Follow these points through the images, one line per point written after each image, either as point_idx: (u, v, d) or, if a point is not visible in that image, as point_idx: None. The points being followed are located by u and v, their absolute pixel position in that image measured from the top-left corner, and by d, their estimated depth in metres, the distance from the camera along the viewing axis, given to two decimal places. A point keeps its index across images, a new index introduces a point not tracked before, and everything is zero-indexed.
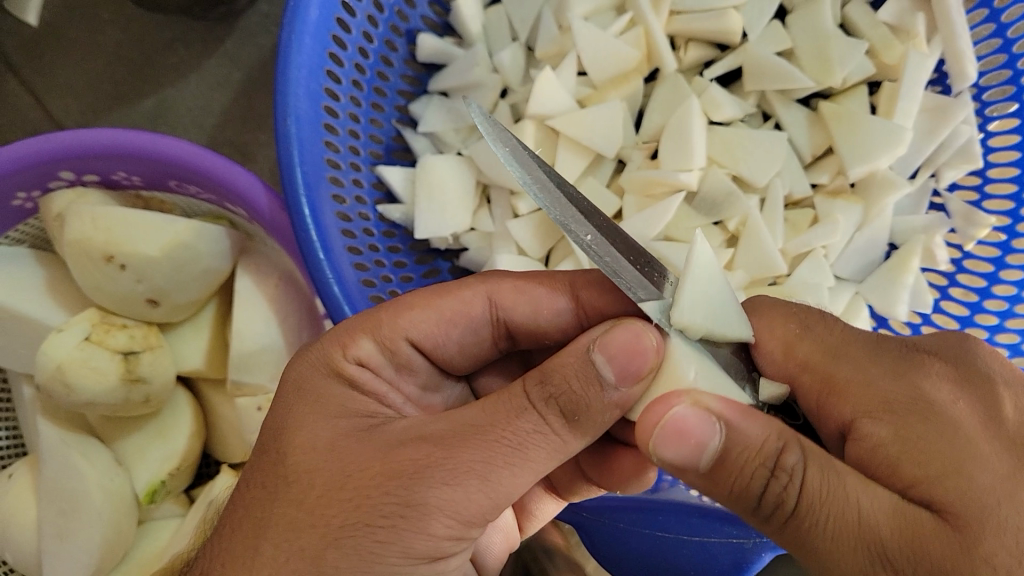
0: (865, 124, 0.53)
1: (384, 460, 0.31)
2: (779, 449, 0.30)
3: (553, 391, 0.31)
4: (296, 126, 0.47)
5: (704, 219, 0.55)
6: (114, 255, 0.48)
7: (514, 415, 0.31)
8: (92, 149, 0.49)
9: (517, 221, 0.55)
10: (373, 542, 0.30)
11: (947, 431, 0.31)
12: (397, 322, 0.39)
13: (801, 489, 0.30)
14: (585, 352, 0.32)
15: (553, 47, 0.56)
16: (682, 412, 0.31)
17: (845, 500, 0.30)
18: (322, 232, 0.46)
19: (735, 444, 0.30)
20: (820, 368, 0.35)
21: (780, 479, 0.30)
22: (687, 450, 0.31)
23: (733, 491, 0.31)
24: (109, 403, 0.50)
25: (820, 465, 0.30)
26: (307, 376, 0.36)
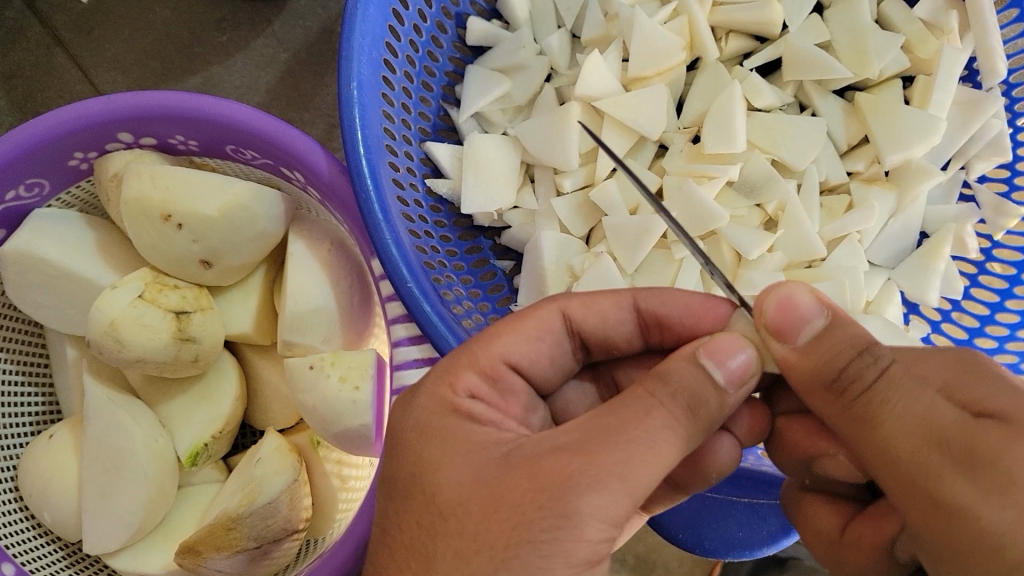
0: (901, 114, 0.55)
1: (530, 475, 0.32)
2: (872, 343, 0.33)
3: (678, 386, 0.34)
4: (359, 91, 0.48)
5: (746, 202, 0.56)
6: (171, 213, 0.49)
7: (641, 415, 0.33)
8: (155, 112, 0.50)
9: (561, 199, 0.56)
10: (538, 557, 0.31)
11: (1003, 374, 0.34)
12: (491, 348, 0.39)
13: (883, 370, 0.33)
14: (691, 357, 0.35)
15: (598, 33, 0.58)
16: (797, 291, 0.34)
17: (917, 391, 0.32)
18: (381, 195, 0.47)
19: (837, 329, 0.34)
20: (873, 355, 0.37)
21: (866, 359, 0.33)
22: (794, 318, 0.34)
23: (817, 365, 0.34)
24: (158, 361, 0.50)
25: (904, 365, 0.33)
26: (427, 417, 0.37)
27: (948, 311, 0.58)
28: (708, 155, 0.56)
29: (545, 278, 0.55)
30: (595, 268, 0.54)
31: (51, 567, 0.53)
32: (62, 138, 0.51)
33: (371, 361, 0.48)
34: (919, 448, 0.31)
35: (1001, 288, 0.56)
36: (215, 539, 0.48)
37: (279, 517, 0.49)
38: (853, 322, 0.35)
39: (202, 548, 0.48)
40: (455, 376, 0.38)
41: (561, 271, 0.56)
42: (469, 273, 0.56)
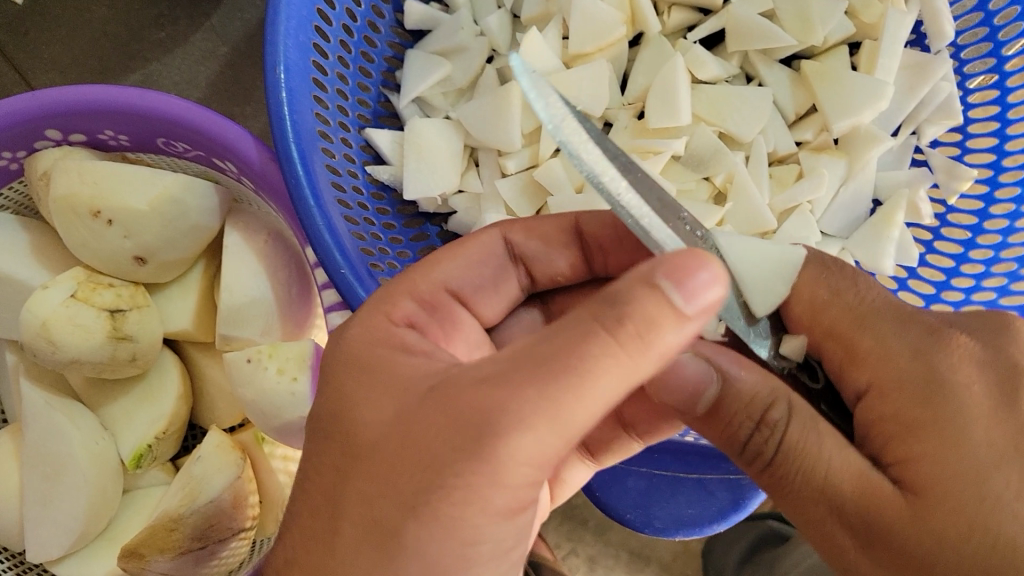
0: (848, 80, 0.54)
1: (447, 411, 0.29)
2: (768, 404, 0.35)
3: (624, 313, 0.27)
4: (286, 75, 0.47)
5: (693, 175, 0.55)
6: (101, 209, 0.48)
7: (584, 340, 0.28)
8: (82, 106, 0.49)
9: (505, 180, 0.55)
10: (450, 505, 0.29)
11: (950, 412, 0.33)
12: (431, 274, 0.41)
13: (783, 437, 0.35)
14: (646, 278, 0.27)
15: (538, 11, 0.57)
16: None
17: (818, 455, 0.34)
18: (312, 181, 0.46)
19: (733, 392, 0.36)
20: (845, 328, 0.37)
21: (763, 431, 0.35)
22: (706, 349, 0.35)
23: (717, 435, 0.37)
24: (94, 361, 0.49)
25: (803, 421, 0.35)
26: (360, 349, 0.35)
27: (904, 279, 0.56)
28: (653, 130, 0.55)
29: None
30: None
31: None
32: None
33: (308, 351, 0.47)
34: (819, 519, 0.34)
35: (955, 253, 0.55)
36: (157, 541, 0.47)
37: (223, 515, 0.48)
38: (756, 375, 0.36)
39: (144, 551, 0.46)
40: (392, 305, 0.38)
41: None
42: (414, 260, 0.55)
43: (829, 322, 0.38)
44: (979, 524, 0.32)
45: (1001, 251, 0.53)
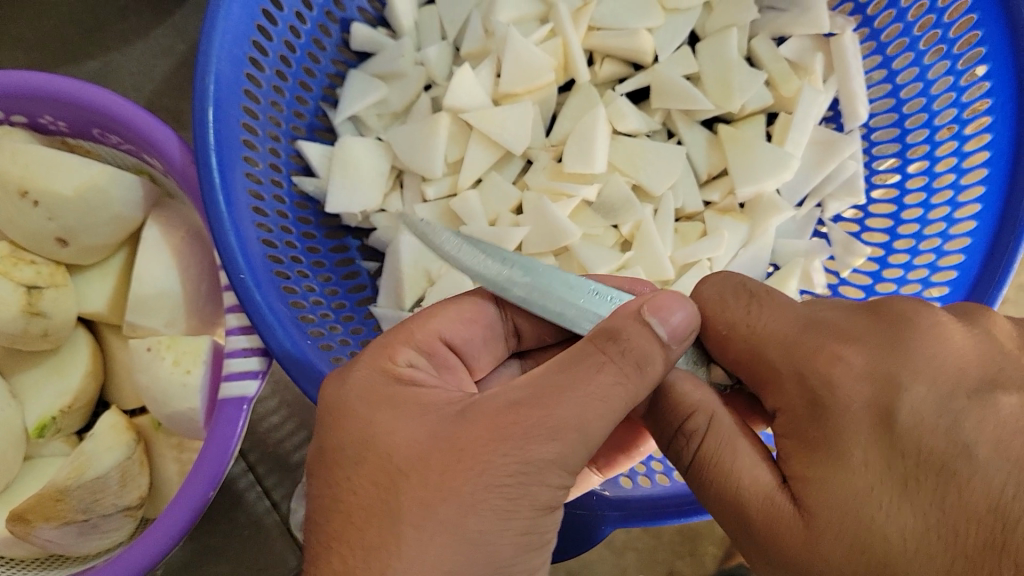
0: (756, 149, 0.57)
1: (488, 425, 0.33)
2: (689, 414, 0.37)
3: (623, 345, 0.34)
4: (214, 86, 0.50)
5: (603, 222, 0.58)
6: (28, 190, 0.51)
7: (594, 370, 0.34)
8: (24, 92, 0.52)
9: (424, 205, 0.58)
10: (503, 499, 0.33)
11: (837, 429, 0.33)
12: (428, 325, 0.42)
13: (700, 446, 0.37)
14: (637, 314, 0.34)
15: (477, 47, 0.60)
16: (671, 311, 0.35)
17: (727, 467, 0.36)
18: (227, 188, 0.49)
19: (669, 397, 0.38)
20: (747, 360, 0.37)
21: (686, 438, 0.37)
22: (683, 321, 0.35)
23: (659, 433, 0.39)
24: (8, 333, 0.51)
25: (721, 435, 0.36)
26: (370, 385, 0.37)
27: None
28: (568, 174, 0.57)
29: (400, 282, 0.57)
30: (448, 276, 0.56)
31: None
32: None
33: (205, 348, 0.50)
34: (739, 534, 0.35)
35: None
36: (43, 509, 0.49)
37: (109, 492, 0.51)
38: (688, 380, 0.38)
39: (31, 517, 0.49)
40: (395, 349, 0.39)
41: (418, 275, 0.57)
42: (329, 270, 0.57)
43: (735, 356, 0.37)
44: (860, 544, 0.31)
45: None
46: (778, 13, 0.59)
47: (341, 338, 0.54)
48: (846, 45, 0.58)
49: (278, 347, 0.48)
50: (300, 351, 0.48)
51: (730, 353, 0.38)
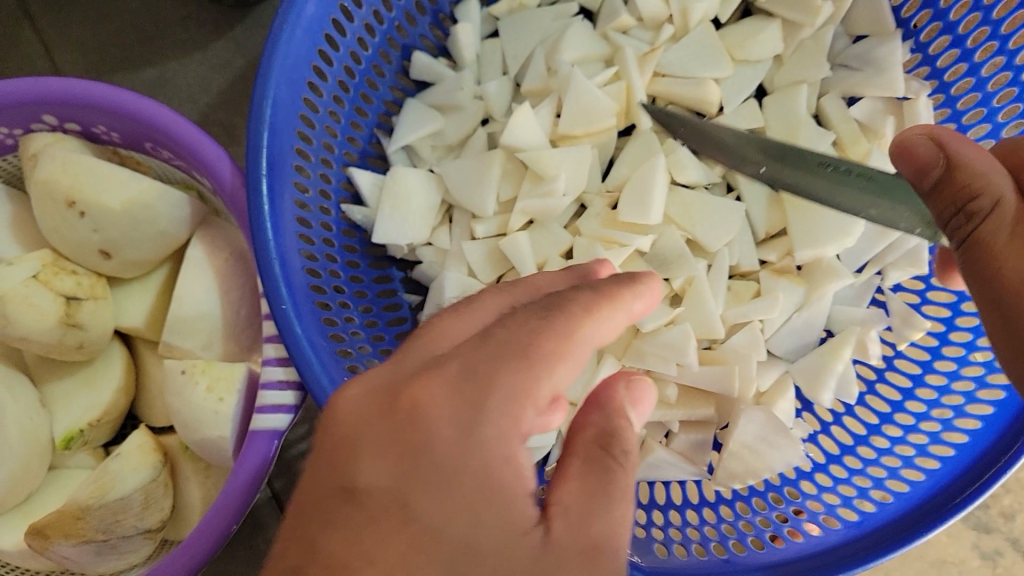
0: (821, 213, 0.54)
1: (533, 527, 0.28)
2: (970, 195, 0.33)
3: (610, 447, 0.30)
4: (271, 110, 0.49)
5: (653, 273, 0.56)
6: (76, 200, 0.50)
7: (609, 500, 0.29)
8: (79, 101, 0.51)
9: (472, 243, 0.57)
10: None
11: None
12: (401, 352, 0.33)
13: (982, 226, 0.32)
14: (625, 426, 0.31)
15: (538, 85, 0.58)
16: (913, 144, 0.33)
17: (1002, 268, 0.32)
18: (276, 214, 0.48)
19: (953, 162, 0.33)
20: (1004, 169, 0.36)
21: (963, 215, 0.33)
22: (913, 165, 0.34)
23: (933, 211, 0.34)
24: (43, 342, 0.50)
25: (1010, 216, 0.32)
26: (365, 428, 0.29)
27: (840, 414, 0.56)
28: (623, 223, 0.56)
29: None
30: None
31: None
32: None
33: (240, 377, 0.49)
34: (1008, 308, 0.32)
35: (894, 399, 0.54)
36: (64, 526, 0.48)
37: (130, 513, 0.50)
38: (968, 146, 0.33)
39: (49, 533, 0.48)
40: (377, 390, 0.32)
41: None
42: (370, 300, 0.56)
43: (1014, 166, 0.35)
44: None
45: (931, 410, 0.52)
46: (850, 71, 0.58)
47: None
48: (919, 110, 0.56)
49: (314, 383, 0.46)
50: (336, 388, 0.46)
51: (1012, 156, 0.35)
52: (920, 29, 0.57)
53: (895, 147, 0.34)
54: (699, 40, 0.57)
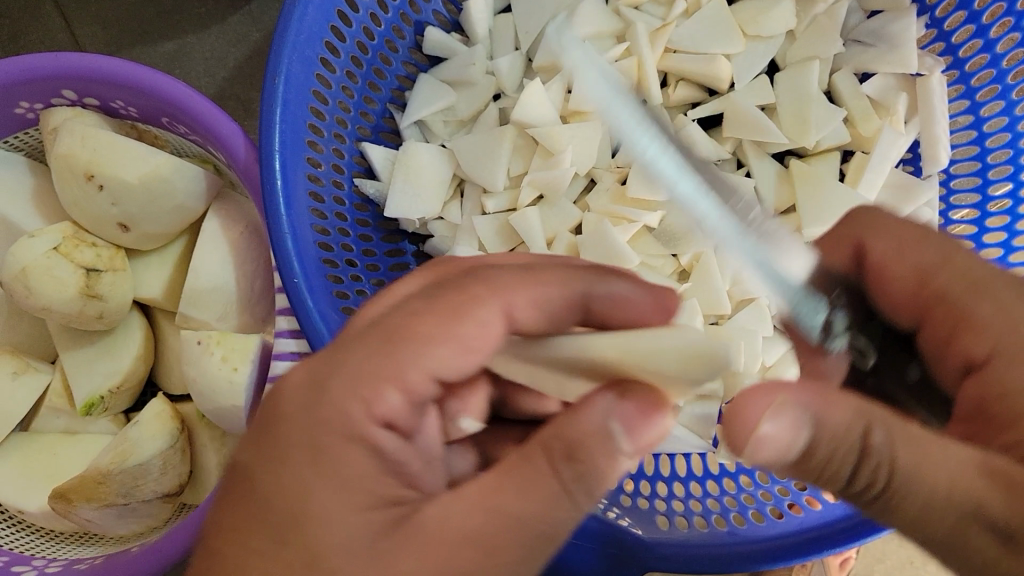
0: (828, 187, 0.55)
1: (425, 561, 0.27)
2: (864, 432, 0.30)
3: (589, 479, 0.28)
4: (283, 87, 0.49)
5: (662, 248, 0.57)
6: (95, 174, 0.51)
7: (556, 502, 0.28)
8: (97, 77, 0.52)
9: (483, 217, 0.58)
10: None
11: None
12: (421, 361, 0.29)
13: (892, 470, 0.30)
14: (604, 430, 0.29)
15: (550, 60, 0.58)
16: (761, 425, 0.29)
17: (934, 472, 0.29)
18: (289, 190, 0.49)
19: (826, 434, 0.30)
20: (954, 296, 0.39)
21: (870, 464, 0.30)
22: (778, 449, 0.29)
23: (796, 470, 0.31)
24: (64, 312, 0.52)
25: (908, 442, 0.30)
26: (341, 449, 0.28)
27: None
28: (631, 199, 0.56)
29: None
30: None
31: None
32: (8, 88, 0.53)
33: (253, 347, 0.50)
34: (979, 474, 0.29)
35: None
36: (85, 490, 0.50)
37: (149, 478, 0.51)
38: (835, 401, 0.30)
39: (72, 496, 0.50)
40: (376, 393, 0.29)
41: None
42: (382, 273, 0.57)
43: (930, 292, 0.40)
44: None
45: None
46: (864, 47, 0.58)
47: None
48: (934, 86, 0.56)
49: None
50: None
51: (929, 287, 0.40)
52: (935, 4, 0.56)
53: (750, 444, 0.29)
54: (710, 16, 0.57)
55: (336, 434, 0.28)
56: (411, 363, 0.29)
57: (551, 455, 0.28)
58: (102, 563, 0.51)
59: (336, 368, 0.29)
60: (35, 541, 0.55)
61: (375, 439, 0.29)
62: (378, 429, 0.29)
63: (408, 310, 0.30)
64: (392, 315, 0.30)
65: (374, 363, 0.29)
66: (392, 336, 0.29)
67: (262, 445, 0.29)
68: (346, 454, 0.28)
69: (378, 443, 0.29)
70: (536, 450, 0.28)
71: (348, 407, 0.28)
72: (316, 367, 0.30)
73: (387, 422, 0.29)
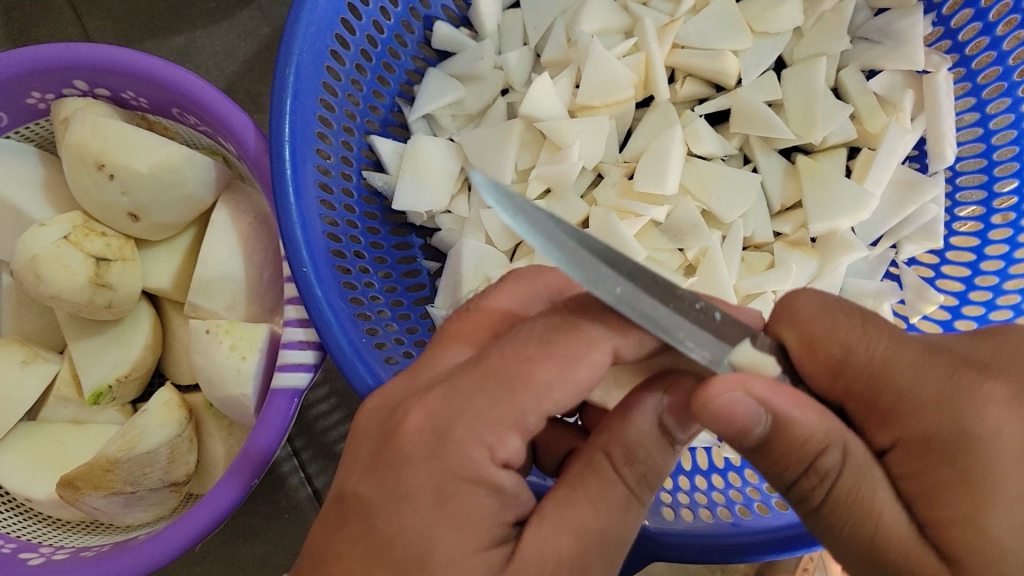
0: (835, 183, 0.55)
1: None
2: (821, 449, 0.31)
3: (643, 471, 0.34)
4: (294, 77, 0.50)
5: (668, 243, 0.57)
6: (106, 163, 0.51)
7: (623, 509, 0.33)
8: (109, 67, 0.53)
9: (490, 211, 0.58)
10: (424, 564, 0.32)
11: (966, 479, 0.30)
12: (540, 402, 0.33)
13: (834, 486, 0.32)
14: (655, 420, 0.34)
15: (558, 55, 0.59)
16: (735, 403, 0.30)
17: (869, 509, 0.32)
18: (298, 180, 0.49)
19: (782, 437, 0.32)
20: (864, 390, 0.33)
21: (814, 477, 0.32)
22: (732, 432, 0.31)
23: (770, 468, 0.33)
24: (73, 301, 0.52)
25: (857, 468, 0.32)
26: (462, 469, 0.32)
27: None
28: (638, 193, 0.56)
29: (459, 286, 0.57)
30: None
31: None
32: (19, 78, 0.54)
33: (262, 337, 0.51)
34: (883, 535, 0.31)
35: None
36: (93, 478, 0.50)
37: (157, 466, 0.52)
38: (801, 405, 0.31)
39: (79, 483, 0.50)
40: (498, 439, 0.33)
41: (477, 279, 0.57)
42: (390, 266, 0.58)
43: (847, 384, 0.34)
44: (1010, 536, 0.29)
45: None
46: (870, 44, 0.58)
47: (396, 338, 0.54)
48: (940, 84, 0.56)
49: (334, 344, 0.48)
50: (355, 349, 0.48)
51: (846, 372, 0.34)
52: (942, 2, 0.56)
53: (714, 416, 0.31)
54: (718, 12, 0.57)
55: (462, 480, 0.32)
56: (527, 408, 0.33)
57: (614, 460, 0.33)
58: (109, 551, 0.51)
59: (461, 415, 0.33)
60: (42, 530, 0.55)
61: (496, 481, 0.33)
62: (497, 470, 0.33)
63: (521, 354, 0.33)
64: (504, 358, 0.33)
65: (493, 411, 0.33)
66: (510, 384, 0.33)
67: (382, 481, 0.33)
68: (470, 495, 0.32)
69: (499, 484, 0.33)
70: (600, 455, 0.34)
71: (474, 453, 0.32)
72: (437, 412, 0.33)
73: (505, 463, 0.33)
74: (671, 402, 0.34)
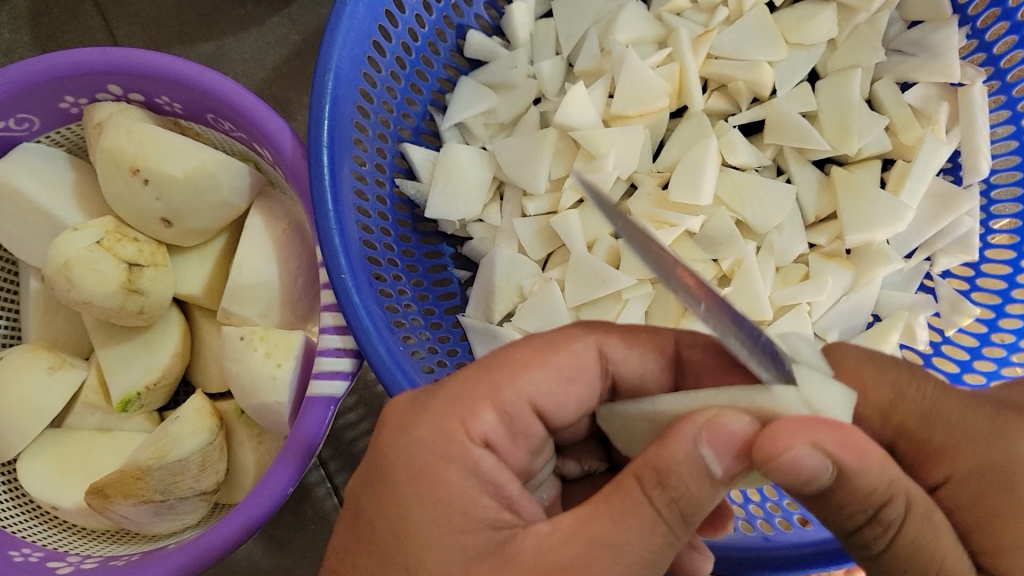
0: (871, 196, 0.55)
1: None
2: (884, 502, 0.31)
3: (674, 495, 0.31)
4: (333, 83, 0.49)
5: (704, 254, 0.56)
6: (140, 169, 0.51)
7: (645, 531, 0.31)
8: (144, 72, 0.53)
9: (523, 220, 0.58)
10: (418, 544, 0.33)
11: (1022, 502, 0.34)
12: (517, 383, 0.37)
13: (896, 536, 0.32)
14: (692, 447, 0.30)
15: (592, 65, 0.59)
16: (800, 457, 0.29)
17: (930, 555, 0.32)
18: (336, 185, 0.49)
19: (845, 484, 0.30)
20: (917, 429, 0.36)
21: (876, 527, 0.32)
22: (799, 484, 0.29)
23: (834, 519, 0.32)
24: (104, 306, 0.52)
25: (920, 517, 0.32)
26: (434, 448, 0.35)
27: None
28: (673, 203, 0.56)
29: (492, 295, 0.56)
30: (540, 293, 0.56)
31: (12, 518, 0.54)
32: (53, 82, 0.53)
33: (297, 344, 0.50)
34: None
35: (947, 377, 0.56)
36: (123, 486, 0.49)
37: (188, 475, 0.51)
38: (870, 458, 0.30)
39: (110, 492, 0.49)
40: (471, 415, 0.35)
41: (510, 289, 0.57)
42: (421, 274, 0.57)
43: (901, 424, 0.36)
44: None
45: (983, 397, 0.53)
46: (904, 57, 0.58)
47: (430, 347, 0.54)
48: (975, 97, 0.56)
49: (373, 352, 0.47)
50: (393, 357, 0.47)
51: (898, 417, 0.36)
52: (976, 15, 0.56)
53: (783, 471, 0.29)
54: (753, 23, 0.57)
55: (435, 455, 0.35)
56: (501, 384, 0.37)
57: (644, 482, 0.31)
58: (138, 560, 0.50)
59: (434, 396, 0.36)
60: (69, 539, 0.54)
61: (472, 457, 0.35)
62: (476, 446, 0.35)
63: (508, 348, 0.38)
64: (494, 355, 0.38)
65: (466, 389, 0.36)
66: (488, 364, 0.37)
67: (369, 473, 0.36)
68: (443, 472, 0.34)
69: (477, 462, 0.35)
70: (631, 479, 0.31)
71: (445, 426, 0.35)
72: (416, 399, 0.37)
73: (484, 440, 0.35)
74: (712, 435, 0.30)
